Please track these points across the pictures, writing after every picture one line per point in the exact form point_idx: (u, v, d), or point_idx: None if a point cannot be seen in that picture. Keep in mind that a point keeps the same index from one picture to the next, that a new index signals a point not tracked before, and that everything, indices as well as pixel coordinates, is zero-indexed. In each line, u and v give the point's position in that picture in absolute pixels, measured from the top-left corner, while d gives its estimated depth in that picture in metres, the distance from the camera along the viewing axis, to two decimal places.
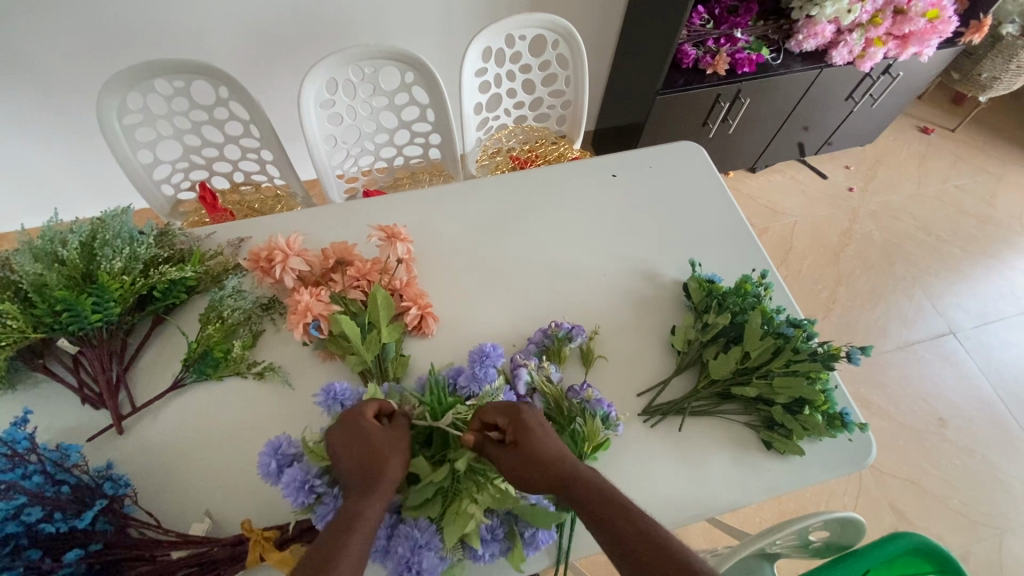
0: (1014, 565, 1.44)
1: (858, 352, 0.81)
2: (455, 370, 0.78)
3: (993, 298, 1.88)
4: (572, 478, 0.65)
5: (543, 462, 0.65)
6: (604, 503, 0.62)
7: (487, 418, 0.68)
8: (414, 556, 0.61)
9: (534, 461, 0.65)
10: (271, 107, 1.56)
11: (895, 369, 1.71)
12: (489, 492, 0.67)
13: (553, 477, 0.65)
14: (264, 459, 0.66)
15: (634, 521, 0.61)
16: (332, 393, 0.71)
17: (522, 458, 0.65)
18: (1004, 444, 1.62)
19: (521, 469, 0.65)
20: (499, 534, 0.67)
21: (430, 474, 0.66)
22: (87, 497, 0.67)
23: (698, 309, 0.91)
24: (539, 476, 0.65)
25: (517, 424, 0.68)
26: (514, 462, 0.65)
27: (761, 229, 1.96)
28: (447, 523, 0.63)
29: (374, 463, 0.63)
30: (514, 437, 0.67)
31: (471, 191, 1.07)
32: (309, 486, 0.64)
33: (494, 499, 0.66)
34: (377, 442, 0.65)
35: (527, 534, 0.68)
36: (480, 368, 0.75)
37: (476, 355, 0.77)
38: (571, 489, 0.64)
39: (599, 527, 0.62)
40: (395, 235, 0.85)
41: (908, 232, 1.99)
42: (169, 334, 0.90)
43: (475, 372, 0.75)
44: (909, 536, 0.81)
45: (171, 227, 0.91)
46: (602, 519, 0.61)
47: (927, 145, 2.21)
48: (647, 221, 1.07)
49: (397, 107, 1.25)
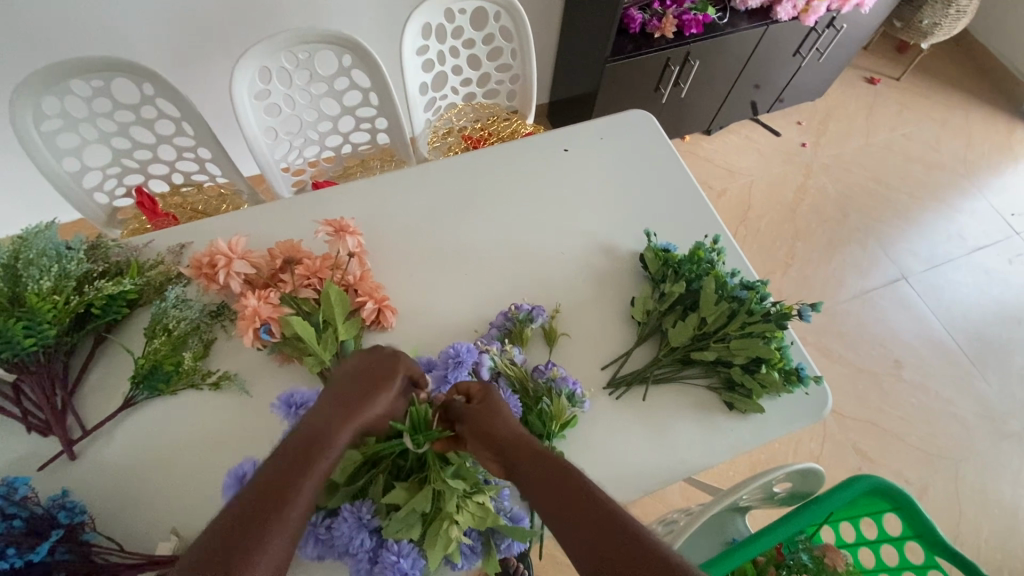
0: (968, 491, 1.54)
1: (810, 310, 0.82)
2: (426, 361, 0.76)
3: (941, 240, 1.95)
4: (536, 452, 0.63)
5: (504, 421, 0.67)
6: (549, 464, 0.61)
7: (461, 386, 0.72)
8: None
9: (497, 416, 0.68)
10: (207, 103, 1.48)
11: (853, 317, 1.78)
12: (470, 511, 0.64)
13: (514, 448, 0.64)
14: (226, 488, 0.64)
15: (579, 486, 0.58)
16: (289, 401, 0.69)
17: (488, 411, 0.68)
18: (955, 380, 1.71)
19: (486, 420, 0.67)
20: (477, 548, 0.67)
21: (412, 500, 0.62)
22: (42, 527, 0.64)
23: (655, 279, 0.92)
24: (506, 432, 0.66)
25: (485, 391, 0.71)
26: (481, 413, 0.68)
27: (719, 190, 1.98)
28: (430, 545, 0.62)
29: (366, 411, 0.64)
30: (480, 398, 0.70)
31: (421, 176, 1.04)
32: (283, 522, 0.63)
33: (476, 518, 0.63)
34: (373, 373, 0.68)
35: (502, 544, 0.67)
36: (450, 371, 0.74)
37: (450, 358, 0.74)
38: (528, 466, 0.62)
39: (541, 491, 0.60)
40: (344, 228, 0.83)
41: (859, 182, 2.05)
42: (114, 352, 0.86)
43: (447, 372, 0.74)
44: (865, 478, 0.85)
45: (103, 238, 0.87)
46: (547, 483, 0.60)
47: (874, 96, 2.25)
48: (603, 194, 1.06)
49: (338, 93, 1.20)
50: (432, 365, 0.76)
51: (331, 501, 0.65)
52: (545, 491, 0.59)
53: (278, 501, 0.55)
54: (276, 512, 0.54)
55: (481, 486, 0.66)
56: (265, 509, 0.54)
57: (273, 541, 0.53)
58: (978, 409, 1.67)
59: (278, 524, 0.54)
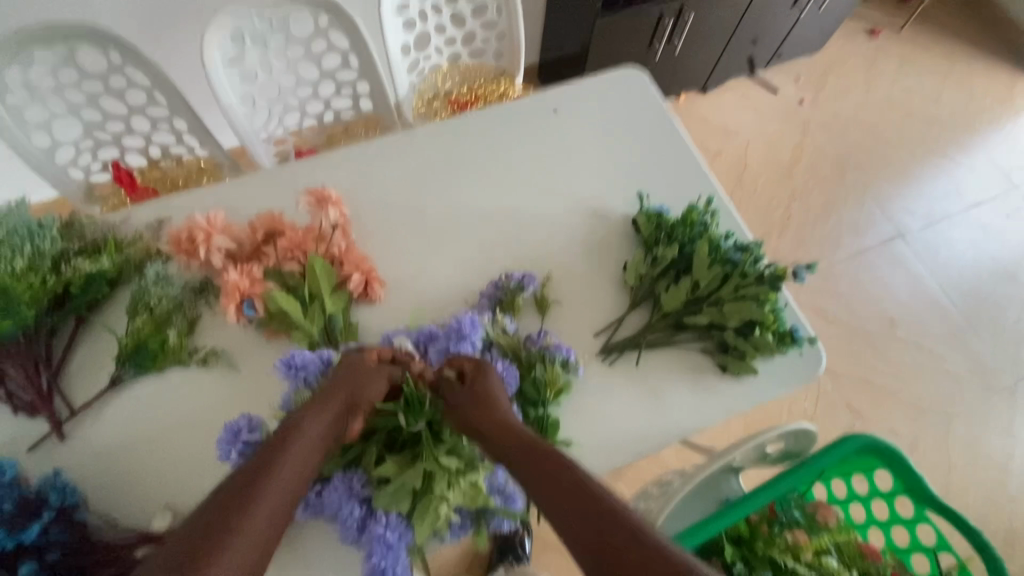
0: (959, 446, 1.56)
1: (805, 270, 0.81)
2: (427, 331, 0.74)
3: (938, 198, 1.93)
4: (526, 444, 0.61)
5: (494, 406, 0.66)
6: (546, 455, 0.59)
7: (452, 362, 0.70)
8: (387, 555, 0.61)
9: (483, 402, 0.66)
10: (180, 71, 1.42)
11: (849, 277, 1.77)
12: (461, 489, 0.63)
13: (501, 438, 0.63)
14: (223, 442, 0.64)
15: (574, 476, 0.57)
16: (291, 364, 0.66)
17: (475, 396, 0.67)
18: (949, 337, 1.72)
19: (471, 405, 0.66)
20: (466, 523, 0.66)
21: (404, 476, 0.63)
22: (34, 508, 0.65)
23: (647, 243, 0.90)
24: (490, 420, 0.65)
25: (478, 371, 0.69)
26: (467, 398, 0.67)
27: (714, 151, 1.94)
28: (418, 521, 0.61)
29: (340, 389, 0.64)
30: (470, 379, 0.69)
31: (404, 142, 1.00)
32: None
33: (466, 496, 0.63)
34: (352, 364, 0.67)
35: (492, 523, 0.66)
36: (453, 344, 0.71)
37: (453, 331, 0.71)
38: (518, 455, 0.61)
39: (537, 481, 0.58)
40: (325, 199, 0.81)
41: (857, 140, 2.00)
42: (97, 332, 0.85)
43: (448, 346, 0.71)
44: (858, 437, 0.85)
45: (77, 215, 0.84)
46: (544, 474, 0.58)
47: (875, 49, 2.18)
48: (593, 157, 1.02)
49: (316, 56, 1.14)
50: (432, 337, 0.73)
51: (325, 467, 0.66)
52: (540, 480, 0.58)
53: (254, 482, 0.55)
54: (252, 491, 0.54)
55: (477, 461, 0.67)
56: (237, 497, 0.54)
57: (248, 528, 0.52)
58: (970, 365, 1.68)
59: (255, 502, 0.54)
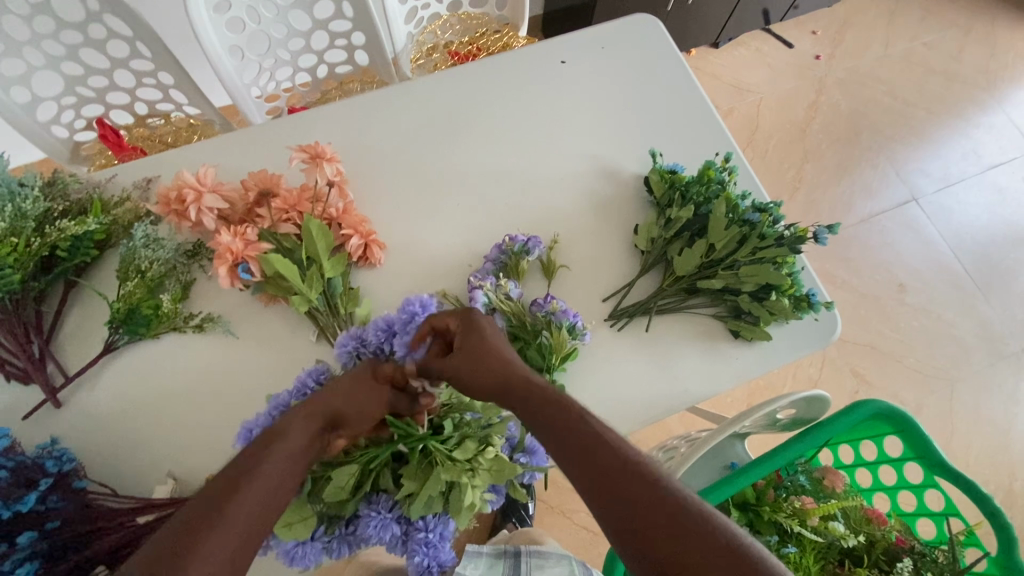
0: (963, 410, 1.56)
1: (826, 232, 0.78)
2: (382, 322, 0.63)
3: (955, 159, 1.87)
4: (538, 396, 0.57)
5: (496, 363, 0.61)
6: (557, 411, 0.55)
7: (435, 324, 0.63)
8: (439, 552, 0.59)
9: (482, 361, 0.61)
10: (166, 22, 1.34)
11: (860, 241, 1.73)
12: (486, 470, 0.59)
13: (509, 392, 0.58)
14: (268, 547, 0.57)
15: (592, 431, 0.52)
16: (247, 434, 0.58)
17: (472, 356, 0.61)
18: (958, 302, 1.69)
19: (469, 367, 0.61)
20: (500, 489, 0.63)
21: (426, 487, 0.57)
22: (29, 477, 0.63)
23: (660, 204, 0.86)
24: (493, 377, 0.60)
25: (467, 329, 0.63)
26: (463, 360, 0.61)
27: (726, 110, 1.87)
28: (457, 514, 0.59)
29: (328, 406, 0.58)
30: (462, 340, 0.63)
31: (404, 96, 0.94)
32: (311, 551, 0.57)
33: (492, 474, 0.59)
34: (350, 384, 0.60)
35: (526, 478, 0.64)
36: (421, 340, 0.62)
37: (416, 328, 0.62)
38: (533, 411, 0.56)
39: (552, 435, 0.54)
40: (320, 154, 0.77)
41: (874, 98, 1.92)
42: (87, 297, 0.82)
43: (416, 341, 0.62)
44: (872, 403, 0.83)
45: (59, 172, 0.80)
46: (560, 428, 0.54)
47: (896, 1, 2.07)
48: (603, 113, 0.97)
49: (307, 3, 1.07)
50: (392, 328, 0.63)
51: (347, 508, 0.59)
52: (557, 435, 0.54)
53: (227, 498, 0.49)
54: (213, 516, 0.48)
55: (489, 427, 0.63)
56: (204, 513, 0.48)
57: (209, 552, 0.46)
58: (977, 330, 1.66)
59: (216, 529, 0.48)
